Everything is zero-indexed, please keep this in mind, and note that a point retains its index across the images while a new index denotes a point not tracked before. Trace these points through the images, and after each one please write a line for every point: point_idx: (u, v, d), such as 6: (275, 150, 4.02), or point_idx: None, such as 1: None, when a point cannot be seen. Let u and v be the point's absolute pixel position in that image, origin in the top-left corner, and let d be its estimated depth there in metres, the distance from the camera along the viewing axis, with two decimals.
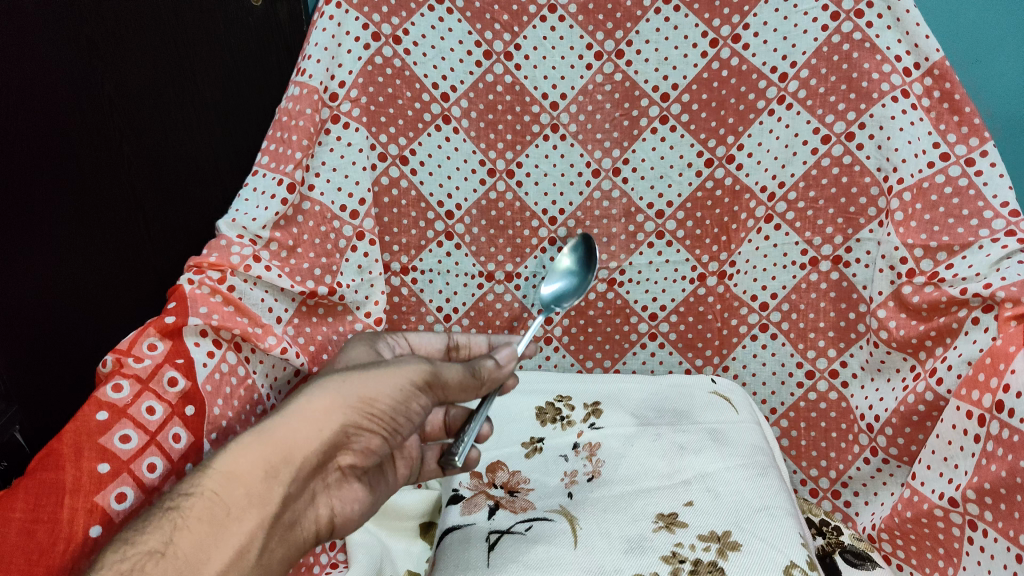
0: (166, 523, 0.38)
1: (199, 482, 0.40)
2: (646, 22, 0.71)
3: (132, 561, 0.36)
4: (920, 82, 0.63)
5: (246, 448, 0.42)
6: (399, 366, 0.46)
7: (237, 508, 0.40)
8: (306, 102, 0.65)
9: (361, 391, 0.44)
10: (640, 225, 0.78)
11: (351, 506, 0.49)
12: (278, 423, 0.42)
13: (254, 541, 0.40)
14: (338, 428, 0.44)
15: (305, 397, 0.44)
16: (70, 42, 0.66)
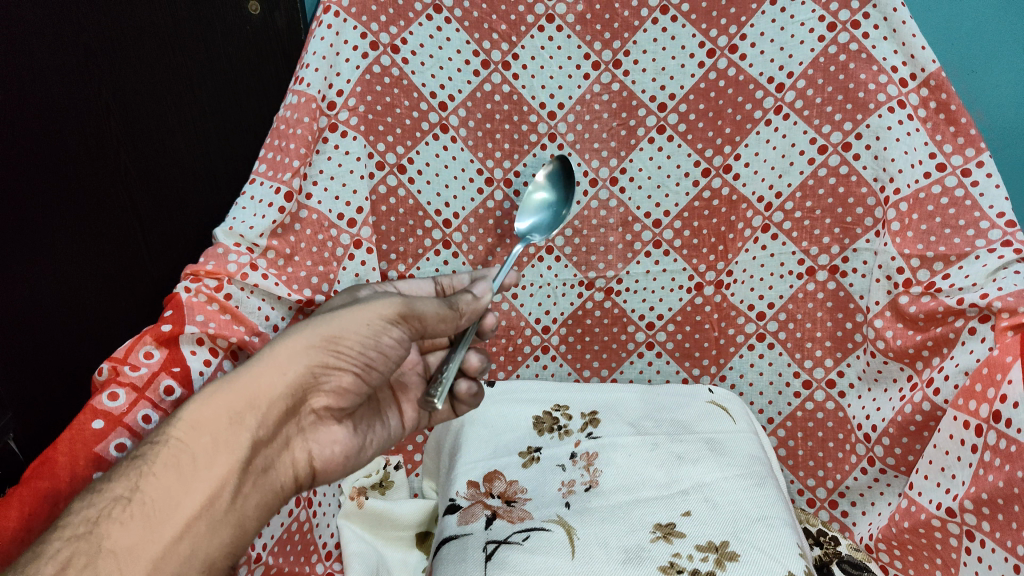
0: (132, 470, 0.39)
1: (167, 430, 0.41)
2: (644, 33, 0.72)
3: (96, 507, 0.37)
4: (916, 93, 0.63)
5: (211, 396, 0.42)
6: (368, 306, 0.46)
7: (203, 453, 0.40)
8: (304, 111, 0.64)
9: (326, 334, 0.44)
10: (637, 234, 0.78)
11: (334, 456, 0.48)
12: (245, 371, 0.43)
13: (223, 483, 0.40)
14: (303, 372, 0.44)
15: (273, 347, 0.44)
16: (68, 48, 0.66)
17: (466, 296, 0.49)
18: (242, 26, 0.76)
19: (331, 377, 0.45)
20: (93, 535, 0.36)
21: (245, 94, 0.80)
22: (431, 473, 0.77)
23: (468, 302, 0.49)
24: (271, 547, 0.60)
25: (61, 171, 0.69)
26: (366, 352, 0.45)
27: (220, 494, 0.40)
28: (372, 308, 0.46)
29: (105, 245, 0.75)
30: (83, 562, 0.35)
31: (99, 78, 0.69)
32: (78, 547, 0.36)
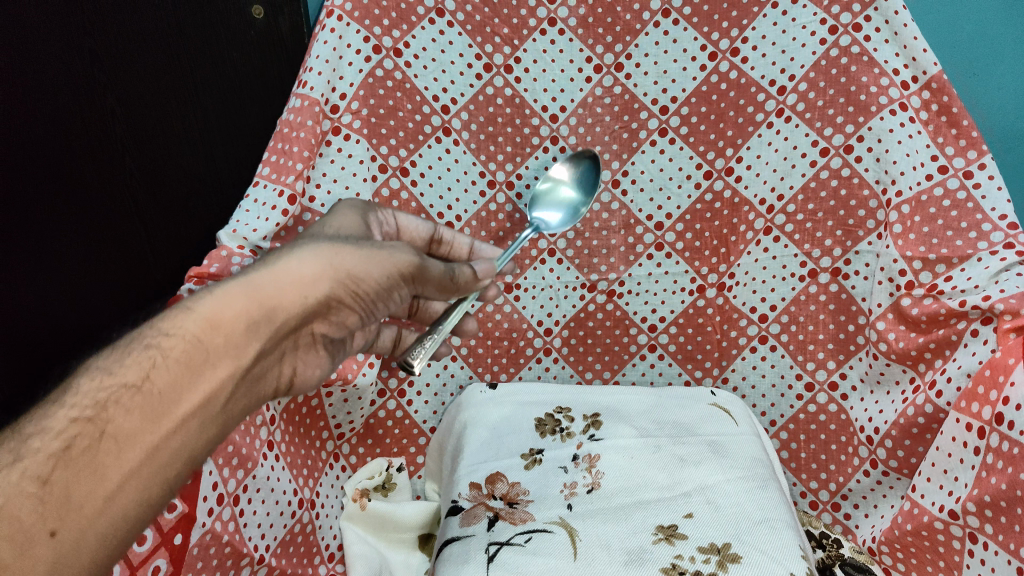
0: (143, 357, 0.36)
1: (182, 320, 0.37)
2: (645, 36, 0.72)
3: (104, 392, 0.34)
4: (917, 96, 0.62)
5: (234, 295, 0.38)
6: (390, 253, 0.45)
7: (216, 355, 0.37)
8: (307, 114, 0.64)
9: (351, 266, 0.42)
10: (639, 237, 0.79)
11: (311, 370, 0.49)
12: (271, 277, 0.39)
13: (224, 392, 0.38)
14: (323, 294, 0.41)
15: (301, 259, 0.41)
16: (70, 51, 0.67)
17: (467, 268, 0.51)
18: (245, 31, 0.72)
19: (343, 307, 0.44)
20: (99, 422, 0.34)
21: (247, 99, 0.77)
22: (433, 475, 0.77)
23: (466, 277, 0.51)
24: (274, 548, 0.60)
25: (69, 174, 0.72)
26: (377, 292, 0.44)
27: (218, 400, 0.38)
28: (395, 255, 0.45)
29: (109, 249, 0.78)
30: (85, 452, 0.33)
31: (103, 82, 0.70)
32: (82, 435, 0.33)
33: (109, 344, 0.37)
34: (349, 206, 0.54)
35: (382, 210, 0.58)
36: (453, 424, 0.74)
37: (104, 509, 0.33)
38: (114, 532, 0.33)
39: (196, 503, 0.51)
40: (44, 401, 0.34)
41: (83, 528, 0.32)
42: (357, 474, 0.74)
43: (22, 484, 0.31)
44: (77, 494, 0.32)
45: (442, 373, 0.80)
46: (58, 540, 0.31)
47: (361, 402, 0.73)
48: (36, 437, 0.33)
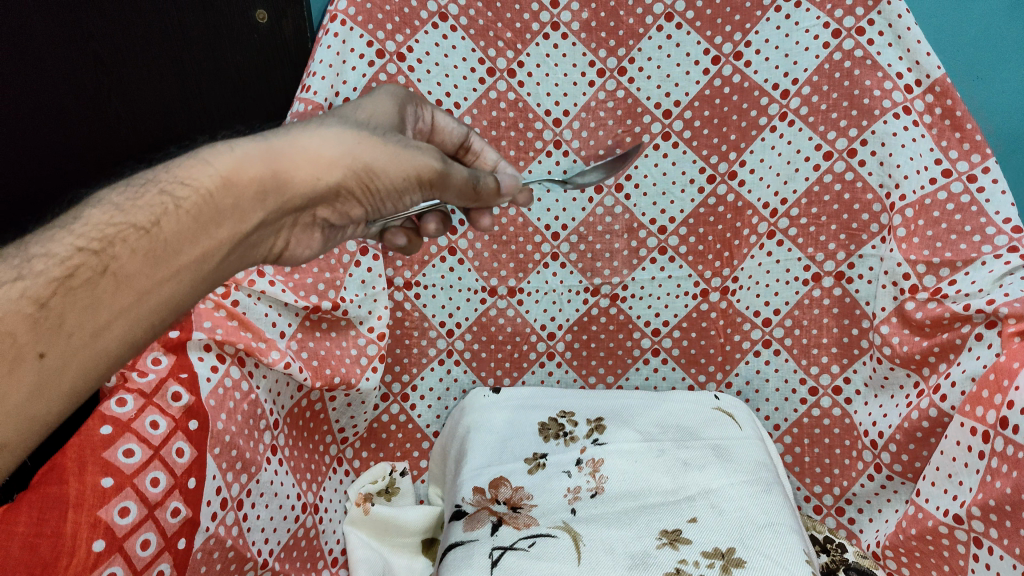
0: (156, 203, 0.34)
1: (201, 169, 0.35)
2: (648, 40, 0.72)
3: (112, 228, 0.33)
4: (921, 100, 0.62)
5: (255, 153, 0.36)
6: (414, 154, 0.41)
7: (224, 214, 0.35)
8: (311, 119, 0.63)
9: (367, 151, 0.39)
10: (643, 241, 0.79)
11: (303, 252, 0.45)
12: (292, 142, 0.37)
13: (221, 253, 0.35)
14: (338, 173, 0.38)
15: (322, 134, 0.38)
16: (74, 55, 0.66)
17: (491, 178, 0.47)
18: (249, 34, 0.72)
19: (348, 199, 0.41)
20: (104, 258, 0.32)
21: (251, 103, 0.76)
22: (437, 480, 0.77)
23: (487, 189, 0.47)
24: (277, 554, 0.60)
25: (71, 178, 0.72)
26: (390, 188, 0.41)
27: (215, 260, 0.35)
28: (416, 151, 0.41)
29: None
30: (86, 283, 0.31)
31: (110, 87, 0.69)
32: (84, 267, 0.31)
33: (126, 184, 0.36)
34: (389, 92, 0.50)
35: (422, 105, 0.55)
36: (456, 427, 0.74)
37: (93, 342, 0.31)
38: (96, 369, 0.32)
39: (200, 507, 0.51)
40: (52, 228, 0.33)
41: (71, 356, 0.30)
42: (360, 478, 0.75)
43: (18, 304, 0.30)
44: (70, 321, 0.31)
45: (445, 377, 0.80)
46: (45, 363, 0.30)
47: (365, 407, 0.74)
48: (39, 259, 0.31)
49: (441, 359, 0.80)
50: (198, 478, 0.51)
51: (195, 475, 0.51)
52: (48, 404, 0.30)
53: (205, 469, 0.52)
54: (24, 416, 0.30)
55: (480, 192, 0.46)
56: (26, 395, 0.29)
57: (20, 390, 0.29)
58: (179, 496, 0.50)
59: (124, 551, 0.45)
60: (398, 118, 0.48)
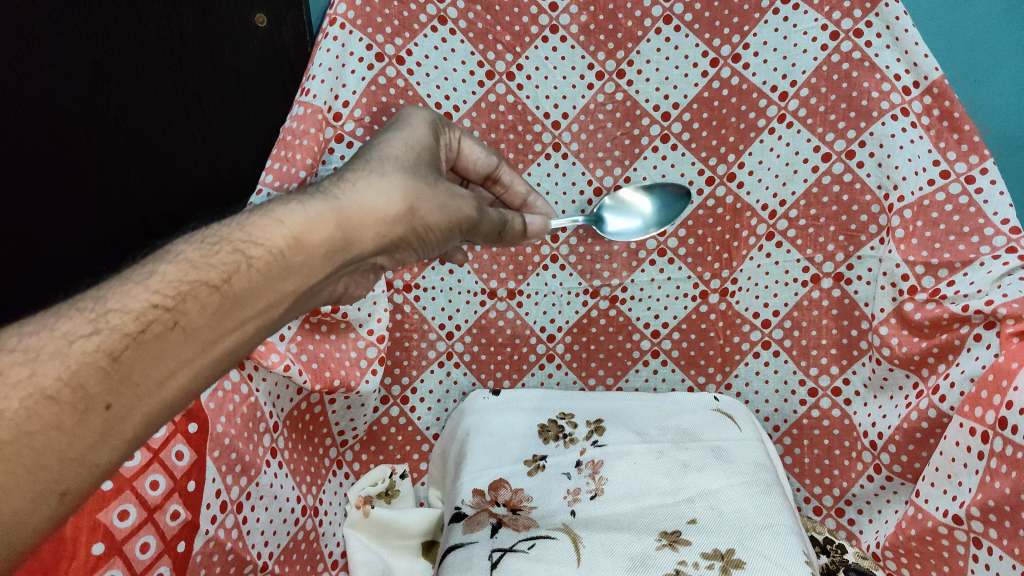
0: (229, 260, 0.37)
1: (275, 229, 0.38)
2: (646, 43, 0.72)
3: (186, 285, 0.35)
4: (919, 101, 0.62)
5: (321, 214, 0.40)
6: (459, 199, 0.49)
7: (294, 270, 0.39)
8: (311, 122, 0.64)
9: (420, 205, 0.46)
10: (642, 243, 0.78)
11: (357, 288, 0.52)
12: (355, 202, 0.42)
13: (284, 301, 0.39)
14: (393, 225, 0.44)
15: (379, 189, 0.44)
16: (73, 61, 0.67)
17: (519, 219, 0.56)
18: (248, 40, 0.72)
19: (395, 244, 0.46)
20: (175, 313, 0.34)
21: (250, 106, 0.77)
22: (437, 483, 0.77)
23: (515, 230, 0.56)
24: (277, 556, 0.60)
25: (70, 178, 0.73)
26: (437, 235, 0.48)
27: (275, 309, 0.39)
28: (458, 201, 0.49)
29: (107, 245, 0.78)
30: (161, 338, 0.34)
31: (110, 93, 0.70)
32: (156, 322, 0.34)
33: (195, 238, 0.38)
34: (423, 118, 0.53)
35: (450, 129, 0.57)
36: (456, 430, 0.74)
37: (158, 388, 0.34)
38: (158, 415, 0.34)
39: (200, 510, 0.51)
40: (126, 281, 0.35)
41: (133, 404, 0.33)
42: (360, 481, 0.75)
43: (95, 358, 0.31)
44: (137, 371, 0.33)
45: (445, 380, 0.80)
46: (110, 414, 0.32)
47: (364, 410, 0.74)
48: (114, 314, 0.33)
49: (440, 362, 0.80)
50: (198, 480, 0.51)
51: (194, 478, 0.51)
52: (108, 453, 0.32)
53: (205, 471, 0.52)
54: (86, 464, 0.31)
55: (505, 237, 0.55)
56: (93, 444, 0.31)
57: (84, 442, 0.31)
58: (179, 499, 0.50)
59: (123, 553, 0.46)
60: (433, 146, 0.52)
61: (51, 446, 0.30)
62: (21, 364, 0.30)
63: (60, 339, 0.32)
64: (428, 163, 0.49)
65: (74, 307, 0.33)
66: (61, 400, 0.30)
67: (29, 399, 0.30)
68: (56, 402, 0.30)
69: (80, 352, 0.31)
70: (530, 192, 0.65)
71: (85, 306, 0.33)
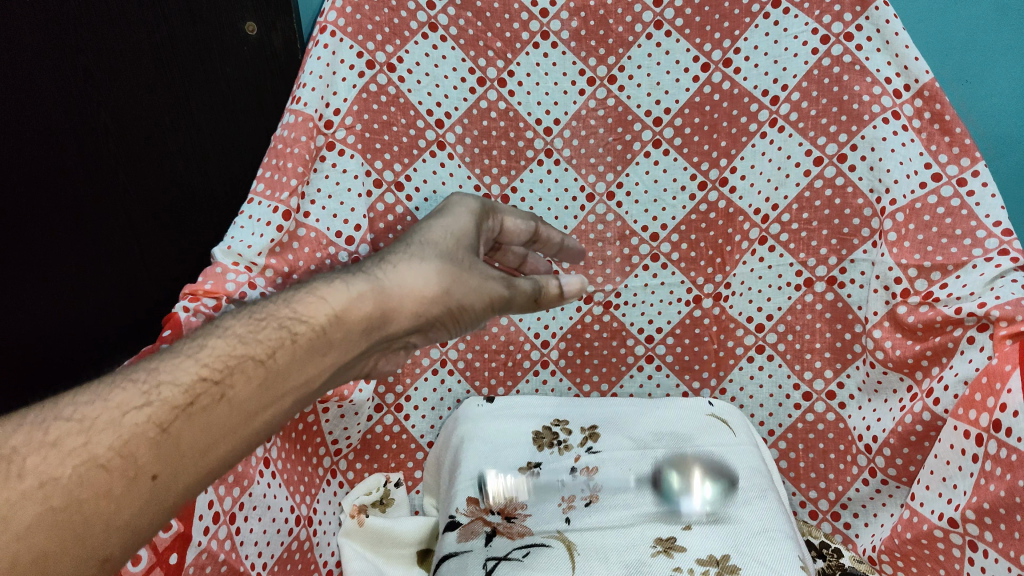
0: (275, 336, 0.37)
1: (319, 306, 0.39)
2: (637, 49, 0.72)
3: (234, 359, 0.35)
4: (910, 104, 0.62)
5: (364, 292, 0.40)
6: (490, 283, 0.47)
7: (333, 346, 0.39)
8: (301, 130, 0.63)
9: (454, 289, 0.44)
10: (635, 248, 0.79)
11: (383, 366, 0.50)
12: (397, 283, 0.42)
13: (319, 377, 0.39)
14: (431, 306, 0.43)
15: (423, 272, 0.43)
16: (64, 72, 0.66)
17: (552, 284, 0.51)
18: (238, 46, 0.71)
19: (428, 325, 0.45)
20: (223, 387, 0.34)
21: (240, 112, 0.75)
22: (432, 490, 0.78)
23: (549, 294, 0.51)
24: (271, 566, 0.59)
25: (63, 191, 0.70)
26: (472, 316, 0.47)
27: (312, 383, 0.39)
28: (491, 283, 0.47)
29: (109, 262, 0.76)
30: (209, 410, 0.33)
31: (98, 101, 0.68)
32: (204, 395, 0.33)
33: (244, 314, 0.39)
34: (467, 207, 0.53)
35: (492, 213, 0.57)
36: (450, 437, 0.74)
37: (201, 462, 0.33)
38: (196, 487, 0.33)
39: (192, 522, 0.51)
40: (177, 354, 0.35)
41: (179, 475, 0.32)
42: (355, 490, 0.74)
43: (144, 428, 0.31)
44: (185, 442, 0.32)
45: (439, 387, 0.80)
46: (157, 484, 0.31)
47: (359, 419, 0.73)
48: (167, 386, 0.33)
49: (434, 369, 0.79)
50: None
51: None
52: (149, 520, 0.31)
53: None
54: (129, 531, 0.30)
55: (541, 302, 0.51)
56: (137, 513, 0.30)
57: (131, 509, 0.30)
58: (169, 509, 0.49)
59: None
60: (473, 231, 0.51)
61: (100, 511, 0.29)
62: (77, 433, 0.30)
63: (114, 408, 0.31)
64: (468, 245, 0.48)
65: (126, 377, 0.33)
66: (111, 467, 0.30)
67: (81, 466, 0.29)
68: (107, 470, 0.29)
69: (132, 423, 0.31)
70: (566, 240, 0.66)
71: (138, 375, 0.33)
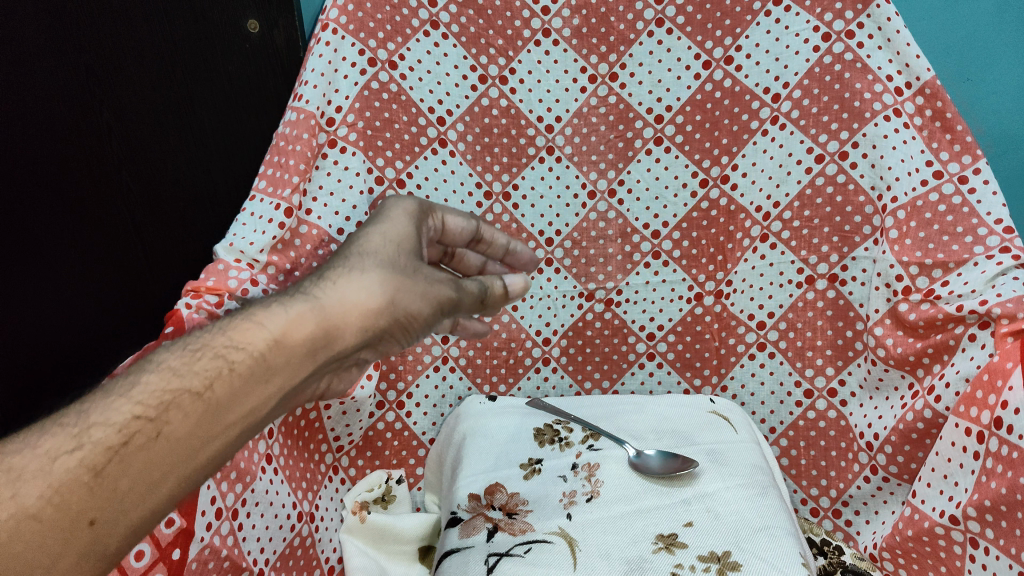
0: (212, 366, 0.35)
1: (257, 331, 0.36)
2: (639, 46, 0.73)
3: (169, 394, 0.33)
4: (911, 102, 0.62)
5: (303, 313, 0.37)
6: (435, 286, 0.43)
7: (276, 372, 0.36)
8: (303, 127, 0.64)
9: (401, 297, 0.41)
10: (636, 246, 0.79)
11: (340, 379, 0.48)
12: (338, 300, 0.38)
13: (267, 404, 0.36)
14: (379, 319, 0.40)
15: (363, 281, 0.39)
16: (65, 68, 0.65)
17: (498, 282, 0.49)
18: (240, 44, 0.71)
19: (381, 338, 0.42)
20: (158, 424, 0.32)
21: (243, 112, 0.75)
22: (432, 488, 0.77)
23: (494, 295, 0.49)
24: (273, 562, 0.59)
25: (67, 194, 0.69)
26: (423, 324, 0.43)
27: (260, 410, 0.36)
28: (440, 287, 0.43)
29: (108, 271, 0.74)
30: (144, 452, 0.32)
31: (100, 98, 0.67)
32: (136, 436, 0.32)
33: (180, 343, 0.36)
34: (405, 210, 0.47)
35: (433, 211, 0.52)
36: (452, 434, 0.75)
37: (142, 505, 0.32)
38: (141, 527, 0.32)
39: (195, 517, 0.50)
40: (107, 393, 0.33)
41: (117, 520, 0.31)
42: (356, 486, 0.74)
43: (76, 477, 0.30)
44: (121, 486, 0.31)
45: (441, 384, 0.80)
46: (94, 530, 0.30)
47: (361, 415, 0.73)
48: (98, 429, 0.32)
49: (435, 366, 0.79)
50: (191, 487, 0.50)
51: None
52: (90, 568, 0.31)
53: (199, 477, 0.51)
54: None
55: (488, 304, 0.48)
56: (75, 560, 0.30)
57: (68, 558, 0.29)
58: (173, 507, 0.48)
59: None
60: (416, 234, 0.46)
61: (33, 565, 0.29)
62: (4, 487, 0.29)
63: (43, 457, 0.30)
64: (411, 249, 0.44)
65: (55, 421, 0.32)
66: (42, 520, 0.29)
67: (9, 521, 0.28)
68: (37, 522, 0.29)
69: (62, 471, 0.30)
70: (510, 242, 0.61)
71: (68, 420, 0.32)
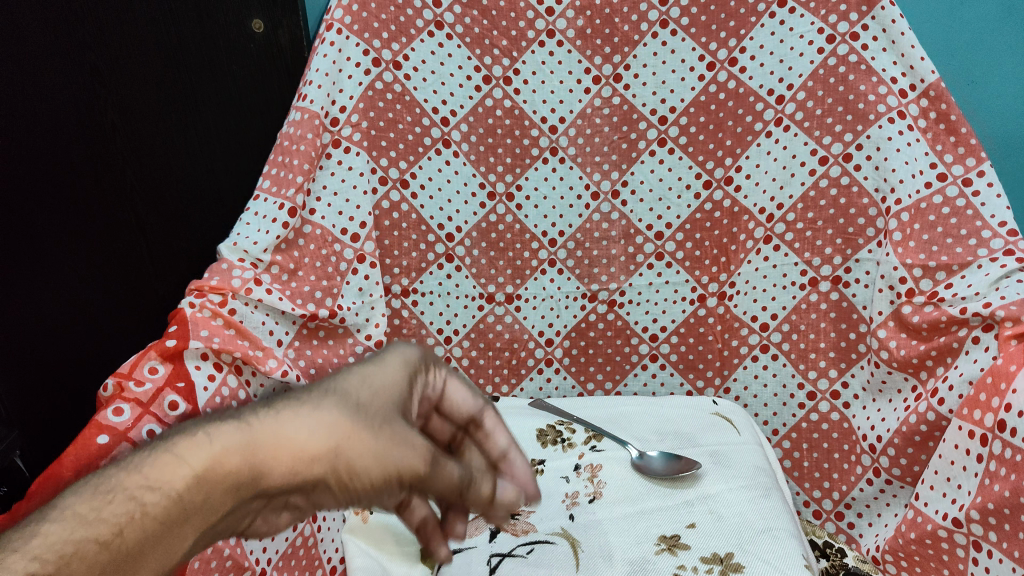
0: (122, 509, 0.29)
1: (177, 469, 0.30)
2: (643, 47, 0.73)
3: (67, 545, 0.28)
4: (916, 104, 0.63)
5: (230, 449, 0.30)
6: (404, 436, 0.32)
7: (195, 514, 0.30)
8: (307, 127, 0.64)
9: (351, 446, 0.31)
10: (639, 247, 0.79)
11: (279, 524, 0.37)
12: (275, 439, 0.30)
13: (183, 544, 0.31)
14: (321, 472, 0.30)
15: (315, 409, 0.32)
16: (70, 66, 0.64)
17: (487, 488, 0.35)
18: (245, 44, 0.72)
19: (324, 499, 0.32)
20: None
21: (247, 113, 0.76)
22: None
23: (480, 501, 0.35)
24: (274, 561, 0.59)
25: (71, 195, 0.68)
26: (372, 495, 0.31)
27: (180, 550, 0.31)
28: (414, 445, 0.32)
29: (111, 276, 0.72)
30: None
31: (104, 96, 0.67)
32: None
33: (96, 486, 0.31)
34: (401, 359, 0.38)
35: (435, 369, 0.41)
36: None
37: None
38: None
39: None
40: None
41: None
42: None
43: None
44: None
45: None
46: None
47: None
48: None
49: None
50: None
51: None
52: None
53: None
54: None
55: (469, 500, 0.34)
56: None
57: None
58: None
59: None
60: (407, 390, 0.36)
61: None
62: None
63: None
64: (393, 399, 0.34)
65: None
66: None
67: None
68: None
69: None
70: (515, 446, 0.41)
71: None
